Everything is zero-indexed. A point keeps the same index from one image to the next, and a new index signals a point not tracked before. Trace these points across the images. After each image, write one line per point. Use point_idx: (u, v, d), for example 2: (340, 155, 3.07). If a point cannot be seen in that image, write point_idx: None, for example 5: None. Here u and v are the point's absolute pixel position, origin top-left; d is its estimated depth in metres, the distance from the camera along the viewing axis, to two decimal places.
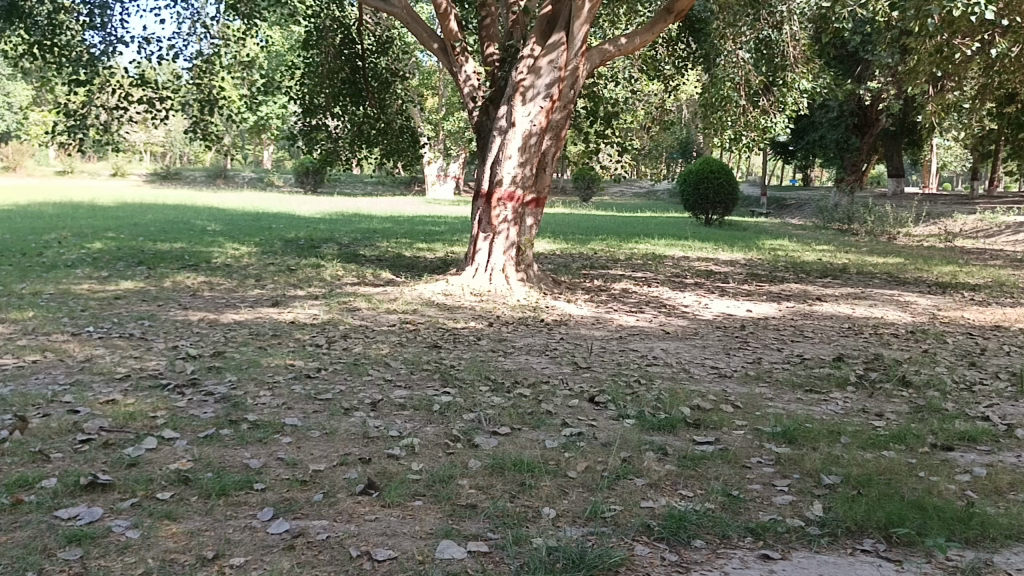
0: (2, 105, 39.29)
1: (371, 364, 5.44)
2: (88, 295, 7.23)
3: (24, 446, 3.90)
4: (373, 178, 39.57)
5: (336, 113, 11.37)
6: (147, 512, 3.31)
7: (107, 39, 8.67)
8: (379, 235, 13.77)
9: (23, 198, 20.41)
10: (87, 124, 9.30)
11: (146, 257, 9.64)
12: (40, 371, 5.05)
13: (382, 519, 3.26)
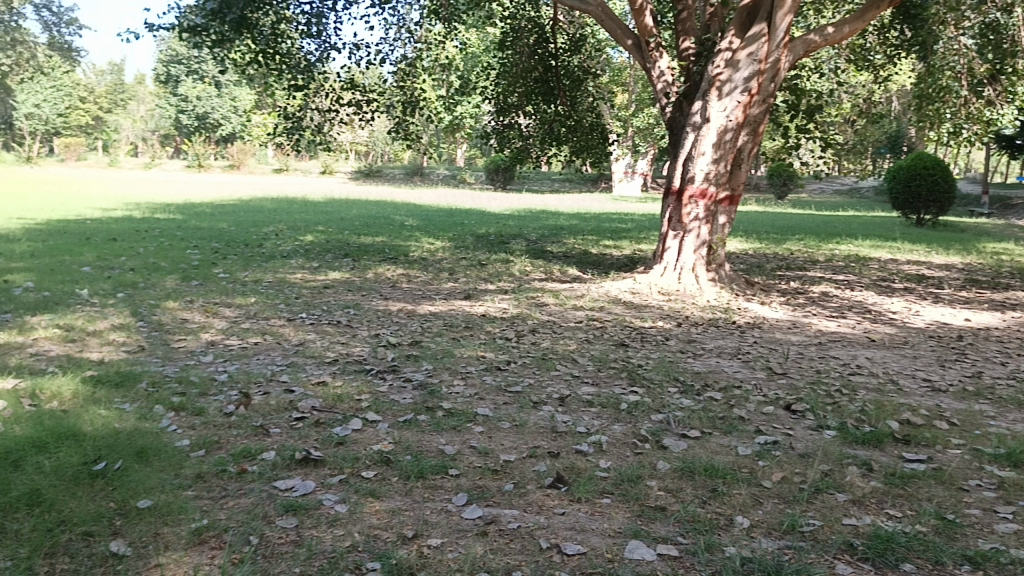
0: (229, 109, 43.48)
1: (559, 360, 5.51)
2: (301, 284, 7.83)
3: (247, 421, 4.29)
4: (561, 174, 40.00)
5: (528, 112, 11.62)
6: (354, 488, 3.54)
7: (322, 46, 9.34)
8: (567, 231, 13.86)
9: (246, 194, 22.40)
10: (303, 126, 10.07)
11: (352, 249, 10.29)
12: (260, 352, 5.53)
13: (570, 513, 3.29)
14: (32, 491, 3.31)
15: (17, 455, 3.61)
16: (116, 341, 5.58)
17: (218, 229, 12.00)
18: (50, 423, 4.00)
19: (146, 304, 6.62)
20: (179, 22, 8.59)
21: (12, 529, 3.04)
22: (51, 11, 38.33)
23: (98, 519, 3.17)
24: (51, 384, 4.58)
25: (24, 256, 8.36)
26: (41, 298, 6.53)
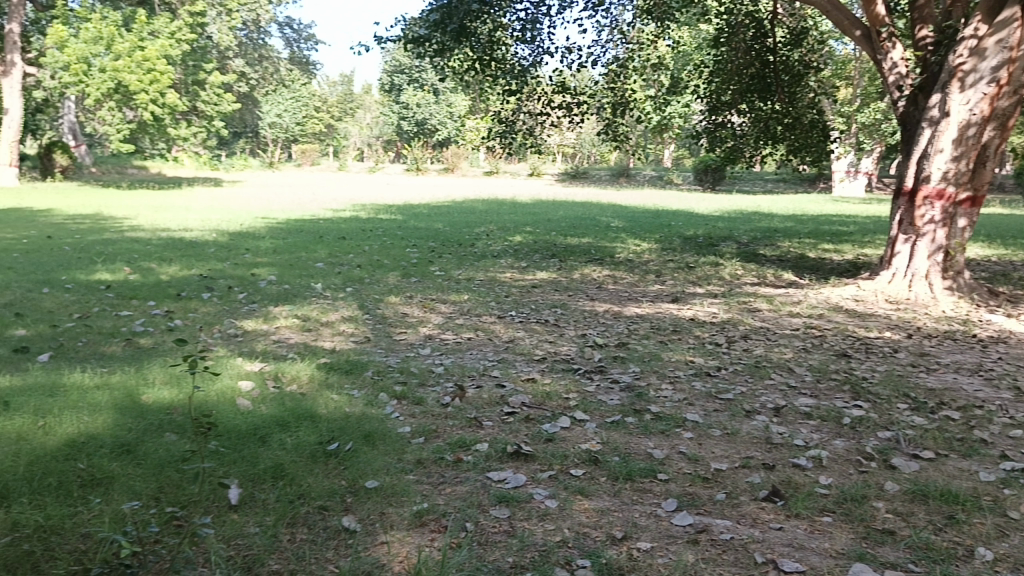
0: (446, 115, 45.65)
1: (774, 368, 5.29)
2: (510, 283, 8.07)
3: (463, 412, 4.49)
4: (776, 174, 38.33)
5: (742, 110, 11.27)
6: (563, 485, 3.59)
7: (536, 50, 9.56)
8: (781, 234, 13.28)
9: (459, 196, 23.48)
10: (516, 129, 10.28)
11: (559, 250, 10.47)
12: (474, 347, 5.76)
13: (788, 529, 3.15)
14: (276, 465, 3.65)
15: (263, 431, 4.01)
16: (345, 332, 6.04)
17: (435, 229, 12.65)
18: (290, 405, 4.39)
19: (371, 298, 7.10)
20: (405, 34, 9.26)
21: (260, 498, 3.38)
22: (292, 28, 42.27)
23: (331, 495, 3.44)
24: (291, 368, 5.04)
25: (268, 252, 9.24)
26: (282, 291, 7.19)
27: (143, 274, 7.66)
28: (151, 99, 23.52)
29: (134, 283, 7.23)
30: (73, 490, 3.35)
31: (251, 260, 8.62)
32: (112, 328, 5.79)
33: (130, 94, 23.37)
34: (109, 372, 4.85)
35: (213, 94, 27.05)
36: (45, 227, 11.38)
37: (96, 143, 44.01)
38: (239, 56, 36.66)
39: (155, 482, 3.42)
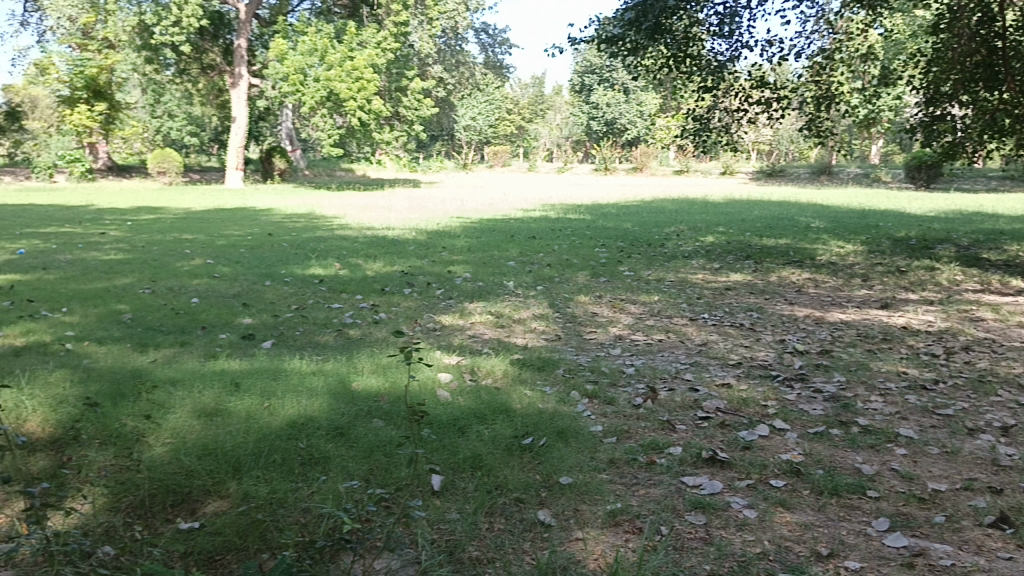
0: (636, 114, 45.40)
1: (1001, 384, 4.82)
2: (703, 284, 7.89)
3: (655, 414, 4.44)
4: (1002, 171, 34.89)
5: (964, 101, 10.38)
6: (762, 496, 3.46)
7: (733, 45, 9.27)
8: (1008, 236, 12.08)
9: (650, 195, 23.23)
10: (710, 127, 10.11)
11: (754, 251, 10.12)
12: (666, 349, 5.68)
13: (1019, 561, 2.86)
14: (475, 455, 3.78)
15: (462, 422, 4.17)
16: (536, 329, 6.16)
17: (625, 228, 12.62)
18: (486, 398, 4.54)
19: (562, 296, 7.19)
20: (598, 34, 9.34)
21: (460, 486, 3.52)
22: (487, 34, 43.85)
23: (527, 489, 3.52)
24: (486, 363, 5.20)
25: (464, 250, 9.58)
26: (476, 288, 7.45)
27: (351, 270, 8.19)
28: (358, 106, 25.19)
29: (343, 278, 7.76)
30: (294, 467, 3.65)
31: (447, 257, 8.98)
32: (324, 319, 6.25)
33: (341, 101, 25.12)
34: (324, 360, 5.24)
35: (414, 99, 28.48)
36: (267, 225, 12.46)
37: (309, 147, 47.67)
38: (438, 63, 38.57)
39: (366, 464, 3.66)
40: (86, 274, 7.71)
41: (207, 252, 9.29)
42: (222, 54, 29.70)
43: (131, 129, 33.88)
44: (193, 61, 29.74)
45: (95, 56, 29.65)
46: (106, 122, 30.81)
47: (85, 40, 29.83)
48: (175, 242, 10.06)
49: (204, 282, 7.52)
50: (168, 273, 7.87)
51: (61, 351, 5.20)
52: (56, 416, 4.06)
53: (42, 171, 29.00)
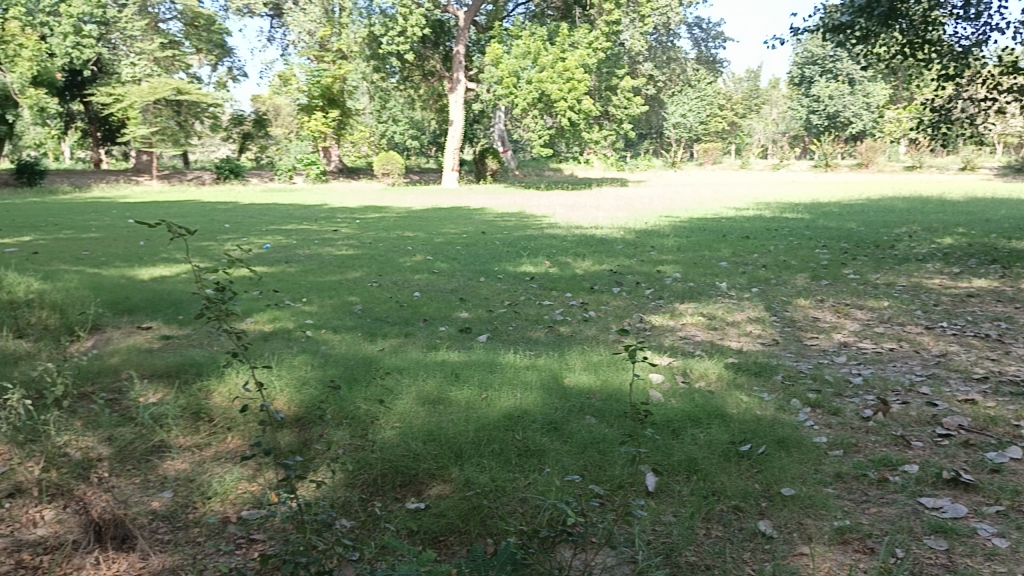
0: (862, 105, 42.07)
1: None
2: (940, 290, 7.26)
3: (887, 428, 4.14)
4: None
5: None
6: (1016, 525, 3.12)
7: (980, 28, 8.44)
8: None
9: (878, 194, 21.44)
10: (951, 118, 9.26)
11: (1001, 255, 9.15)
12: (897, 359, 5.28)
13: None
14: (690, 459, 3.72)
15: (677, 425, 4.11)
16: (752, 333, 5.94)
17: (848, 229, 11.88)
18: (701, 401, 4.43)
19: (778, 299, 6.90)
20: (823, 22, 8.91)
21: (675, 489, 3.48)
22: (700, 29, 43.14)
23: (746, 497, 3.41)
24: (700, 365, 5.09)
25: (674, 249, 9.43)
26: (688, 288, 7.32)
27: (562, 268, 8.32)
28: (569, 106, 25.55)
29: (553, 276, 7.90)
30: (512, 458, 3.78)
31: (657, 257, 8.88)
32: (536, 316, 6.40)
33: (552, 102, 25.61)
34: (537, 355, 5.36)
35: (624, 98, 28.39)
36: (481, 224, 12.95)
37: (520, 148, 49.04)
38: (649, 61, 38.62)
39: (581, 459, 3.71)
40: (322, 268, 8.41)
41: (426, 248, 9.82)
42: (443, 61, 31.32)
43: (359, 133, 36.61)
44: (416, 68, 31.63)
45: (330, 66, 33.02)
46: (339, 127, 34.24)
47: (321, 53, 33.19)
48: (398, 239, 10.72)
49: (425, 277, 7.95)
50: (392, 268, 8.40)
51: (302, 338, 5.70)
52: (300, 397, 4.46)
53: (283, 173, 32.12)
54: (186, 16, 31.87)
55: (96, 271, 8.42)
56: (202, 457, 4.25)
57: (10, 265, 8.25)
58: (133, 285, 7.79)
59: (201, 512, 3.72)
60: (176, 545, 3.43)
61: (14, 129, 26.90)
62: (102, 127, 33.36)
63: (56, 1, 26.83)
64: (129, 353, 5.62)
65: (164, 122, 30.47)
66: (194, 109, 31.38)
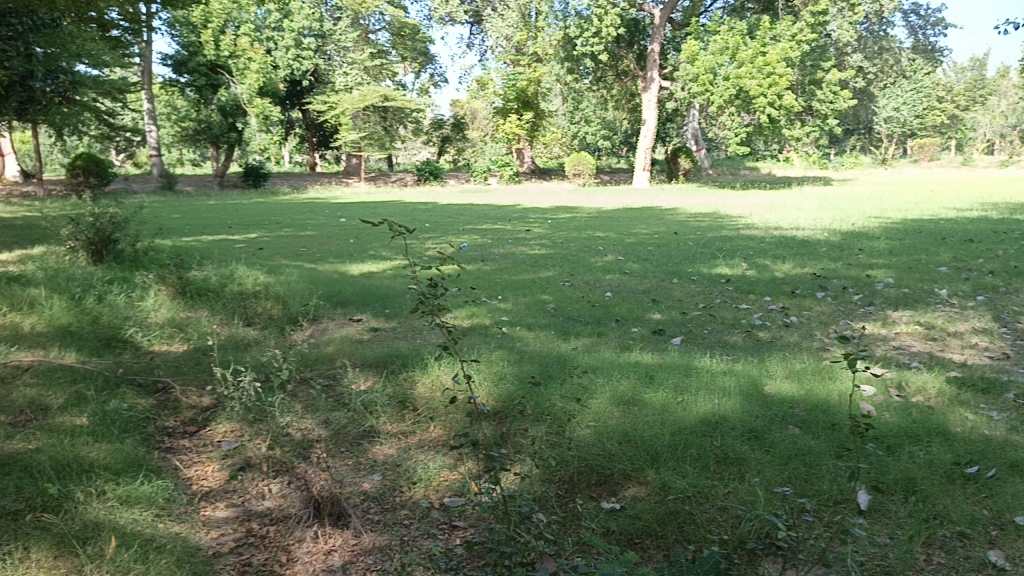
0: None
1: None
2: None
3: None
4: None
5: None
6: None
7: None
8: None
9: None
10: None
11: None
12: None
13: None
14: (908, 478, 3.46)
15: (892, 441, 3.83)
16: (978, 345, 5.44)
17: None
18: (918, 417, 4.11)
19: (1008, 309, 6.27)
20: None
21: (890, 509, 3.26)
22: (917, 15, 40.19)
23: (973, 523, 3.13)
24: (917, 378, 4.72)
25: (885, 253, 8.81)
26: (901, 295, 6.82)
27: (760, 270, 8.02)
28: (768, 102, 24.40)
29: (751, 279, 7.63)
30: (710, 464, 3.69)
31: (866, 260, 8.34)
32: (733, 319, 6.21)
33: (750, 98, 24.77)
34: (735, 360, 5.20)
35: (830, 92, 26.66)
36: (673, 224, 12.74)
37: (714, 147, 47.89)
38: (858, 52, 36.47)
39: (785, 471, 3.56)
40: (516, 266, 8.61)
41: (618, 249, 9.81)
42: (636, 60, 31.10)
43: (552, 134, 37.24)
44: (610, 68, 31.62)
45: (526, 70, 33.94)
46: (532, 129, 35.13)
47: (517, 57, 34.12)
48: (590, 239, 10.77)
49: (617, 277, 7.94)
50: (584, 268, 8.46)
51: (499, 334, 5.87)
52: (498, 392, 4.60)
53: (479, 175, 33.60)
54: (393, 26, 33.72)
55: (312, 266, 9.12)
56: (407, 444, 4.48)
57: (241, 260, 9.14)
58: (345, 280, 8.37)
59: (407, 496, 3.93)
60: (386, 525, 3.64)
61: (243, 136, 29.78)
62: (317, 133, 36.19)
63: (281, 17, 29.23)
64: (342, 343, 6.04)
65: (372, 127, 32.58)
66: (399, 115, 33.27)
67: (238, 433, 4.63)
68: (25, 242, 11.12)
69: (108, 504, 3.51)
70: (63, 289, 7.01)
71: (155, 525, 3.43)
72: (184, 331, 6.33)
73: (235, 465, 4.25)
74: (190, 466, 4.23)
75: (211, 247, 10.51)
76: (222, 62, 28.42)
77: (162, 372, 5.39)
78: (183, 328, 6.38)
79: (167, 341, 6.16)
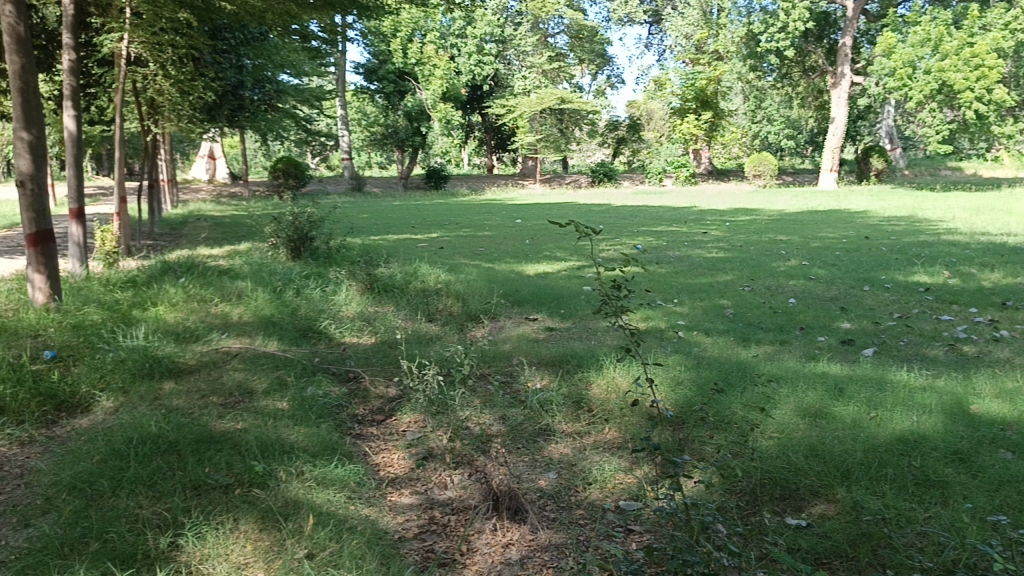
0: None
1: None
2: None
3: None
4: None
5: None
6: None
7: None
8: None
9: None
10: None
11: None
12: None
13: None
14: None
15: None
16: None
17: None
18: None
19: None
20: None
21: None
22: None
23: None
24: None
25: None
26: None
27: (963, 279, 7.39)
28: (976, 97, 22.30)
29: (953, 288, 7.05)
30: (908, 485, 3.44)
31: None
32: (933, 331, 5.77)
33: (955, 93, 22.86)
34: (935, 375, 4.82)
35: None
36: (862, 227, 12.05)
37: (910, 145, 44.83)
38: None
39: (996, 498, 3.26)
40: (694, 270, 8.43)
41: (802, 253, 9.38)
42: (826, 54, 29.49)
43: (731, 134, 36.19)
44: (796, 64, 30.26)
45: (706, 68, 33.08)
46: (711, 129, 34.24)
47: (698, 56, 33.39)
48: (771, 243, 10.37)
49: (801, 283, 7.58)
50: (765, 272, 8.15)
51: (675, 338, 5.77)
52: (675, 397, 4.52)
53: (654, 176, 33.38)
54: (572, 29, 33.96)
55: (490, 266, 9.37)
56: (583, 444, 4.50)
57: (424, 258, 9.54)
58: (521, 279, 8.54)
59: (582, 496, 3.94)
60: (562, 523, 3.67)
61: (427, 139, 31.13)
62: (495, 136, 37.18)
63: (465, 25, 30.15)
64: (518, 342, 6.17)
65: (549, 129, 33.05)
66: (575, 117, 33.48)
67: (421, 423, 4.83)
68: (235, 239, 12.18)
69: (306, 484, 3.76)
70: (266, 283, 7.61)
71: (347, 507, 3.64)
72: (372, 324, 6.69)
73: (419, 454, 4.43)
74: (377, 452, 4.46)
75: (397, 245, 11.04)
76: (409, 70, 29.77)
77: (353, 363, 5.73)
78: (371, 321, 6.75)
79: (357, 334, 6.53)
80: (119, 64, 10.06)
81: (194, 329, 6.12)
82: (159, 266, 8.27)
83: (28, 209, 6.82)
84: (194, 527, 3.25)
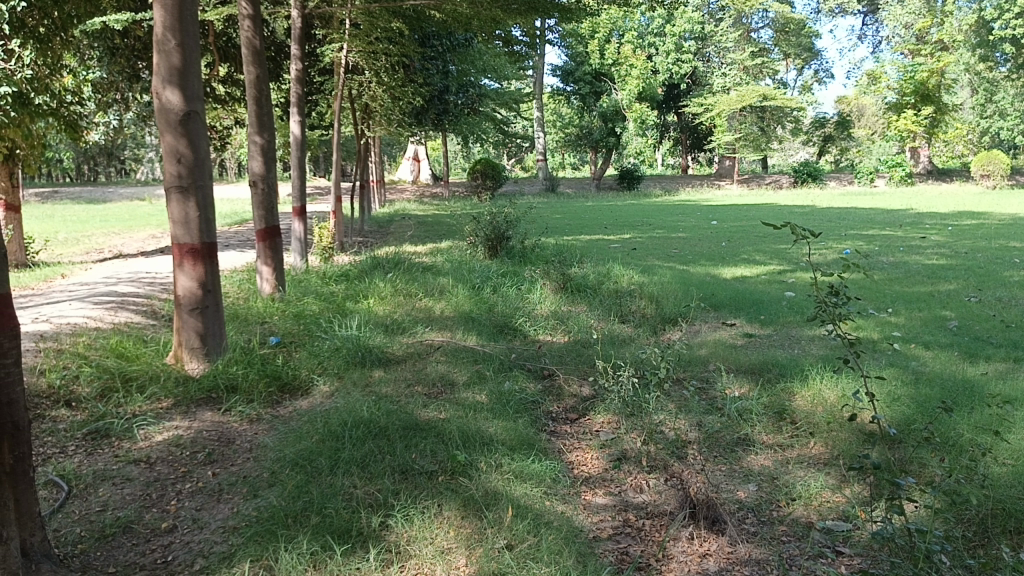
0: None
1: None
2: None
3: None
4: None
5: None
6: None
7: None
8: None
9: None
10: None
11: None
12: None
13: None
14: None
15: None
16: None
17: None
18: None
19: None
20: None
21: None
22: None
23: None
24: None
25: None
26: None
27: None
28: None
29: None
30: None
31: None
32: None
33: None
34: None
35: None
36: None
37: None
38: None
39: None
40: (911, 277, 7.83)
41: None
42: None
43: (955, 130, 33.22)
44: None
45: (927, 60, 30.32)
46: (932, 125, 31.47)
47: (919, 46, 30.69)
48: (1001, 249, 9.43)
49: None
50: (996, 282, 7.41)
51: (890, 350, 5.38)
52: (892, 414, 4.21)
53: (865, 176, 31.33)
54: (777, 23, 32.57)
55: (685, 268, 9.20)
56: (785, 457, 4.30)
57: (618, 258, 9.53)
58: (718, 282, 8.32)
59: (785, 512, 3.75)
60: (763, 538, 3.52)
61: (621, 139, 31.03)
62: (691, 135, 36.51)
63: (663, 23, 29.82)
64: (715, 346, 6.01)
65: (749, 127, 31.82)
66: (777, 114, 32.06)
67: (615, 424, 4.80)
68: (437, 237, 12.74)
69: (505, 476, 3.86)
70: (466, 280, 7.90)
71: (544, 502, 3.69)
72: (565, 323, 6.76)
73: (612, 454, 4.40)
74: (573, 450, 4.50)
75: (590, 245, 11.11)
76: (606, 70, 29.80)
77: (547, 361, 5.82)
78: (565, 321, 6.81)
79: (551, 332, 6.64)
80: (338, 71, 10.83)
81: (401, 322, 6.48)
82: (369, 261, 8.83)
83: (259, 206, 7.49)
84: (402, 509, 3.43)
